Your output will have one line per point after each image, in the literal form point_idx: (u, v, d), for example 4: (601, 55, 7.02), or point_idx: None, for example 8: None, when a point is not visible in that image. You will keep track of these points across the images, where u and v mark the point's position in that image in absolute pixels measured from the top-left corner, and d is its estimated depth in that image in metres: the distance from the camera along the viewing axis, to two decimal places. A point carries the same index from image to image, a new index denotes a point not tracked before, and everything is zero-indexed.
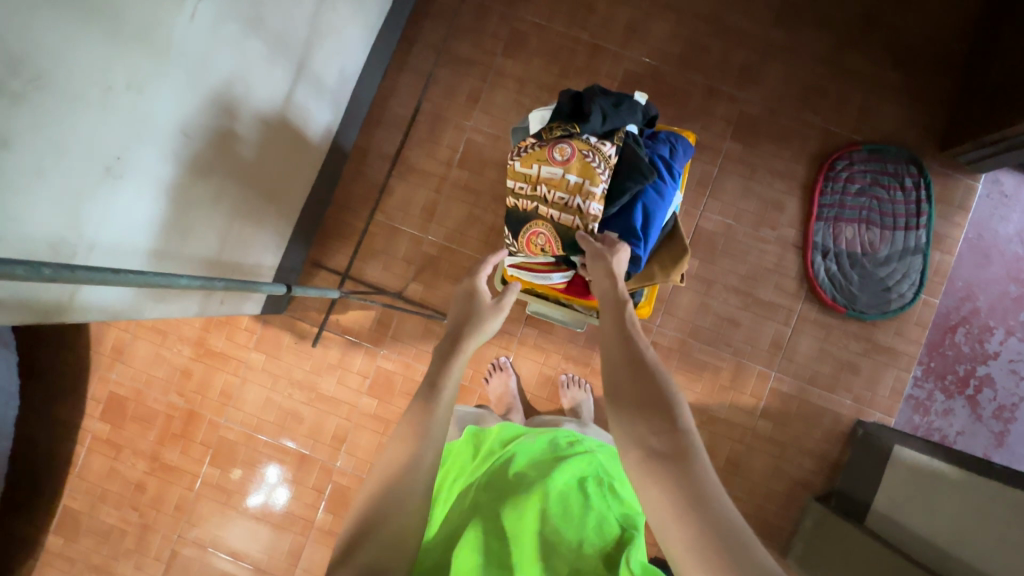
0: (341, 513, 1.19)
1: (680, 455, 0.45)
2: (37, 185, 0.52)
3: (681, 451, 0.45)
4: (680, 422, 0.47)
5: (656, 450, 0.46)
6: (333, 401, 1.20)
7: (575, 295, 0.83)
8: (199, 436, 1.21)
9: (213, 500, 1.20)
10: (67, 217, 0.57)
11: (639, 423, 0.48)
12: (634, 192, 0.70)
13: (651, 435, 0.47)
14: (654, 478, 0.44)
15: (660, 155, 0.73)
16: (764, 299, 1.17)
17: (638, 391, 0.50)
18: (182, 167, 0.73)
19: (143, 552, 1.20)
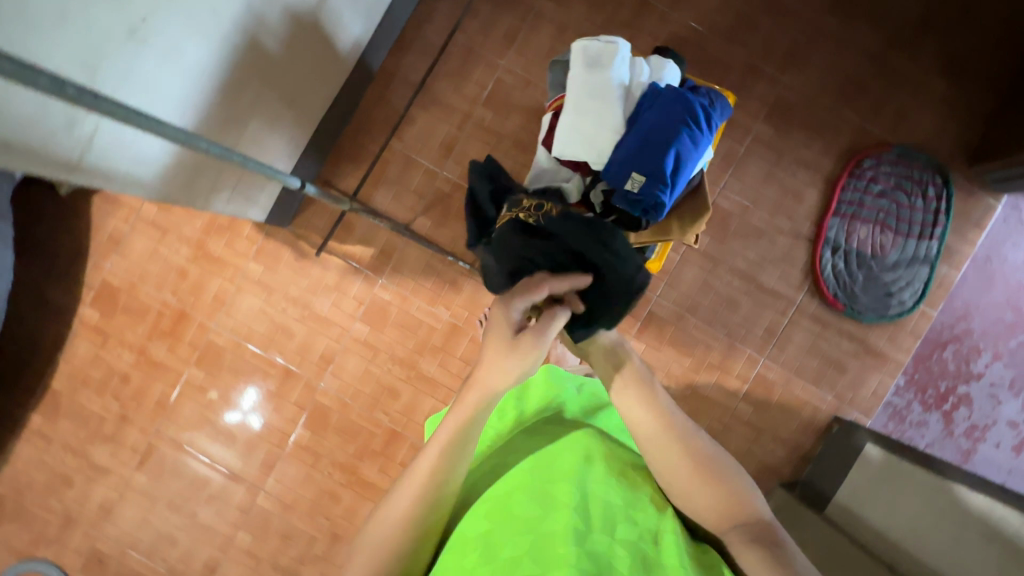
0: (320, 432, 1.21)
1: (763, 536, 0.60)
2: (61, 28, 0.50)
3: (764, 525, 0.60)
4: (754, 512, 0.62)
5: (745, 531, 0.60)
6: (325, 321, 1.20)
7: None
8: (188, 337, 1.21)
9: (195, 401, 1.21)
10: (86, 70, 0.55)
11: (716, 512, 0.62)
12: (670, 138, 0.63)
13: (734, 519, 0.61)
14: (752, 552, 0.59)
15: (700, 103, 0.67)
16: (767, 286, 1.17)
17: (711, 484, 0.62)
18: (206, 46, 0.70)
19: (119, 441, 1.21)
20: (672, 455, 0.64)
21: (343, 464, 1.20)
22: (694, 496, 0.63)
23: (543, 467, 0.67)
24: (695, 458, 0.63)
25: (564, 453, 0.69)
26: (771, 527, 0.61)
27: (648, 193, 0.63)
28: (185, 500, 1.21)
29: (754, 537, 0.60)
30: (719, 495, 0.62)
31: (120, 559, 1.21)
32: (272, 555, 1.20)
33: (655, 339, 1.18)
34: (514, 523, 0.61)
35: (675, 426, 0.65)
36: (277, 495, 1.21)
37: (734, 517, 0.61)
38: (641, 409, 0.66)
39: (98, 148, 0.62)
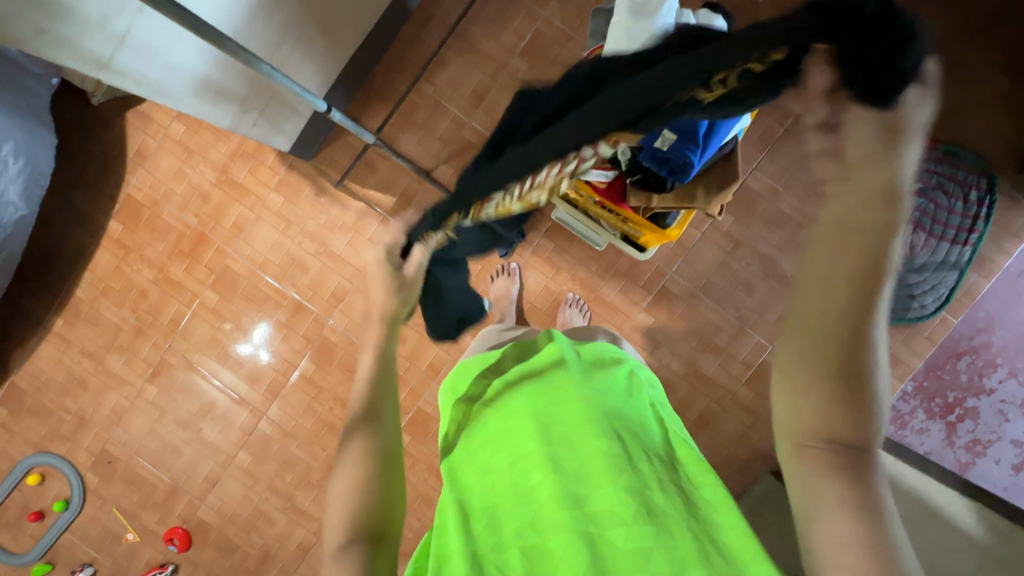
0: (324, 366, 1.23)
1: (853, 468, 0.38)
2: None
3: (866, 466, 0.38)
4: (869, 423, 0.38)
5: (832, 456, 0.38)
6: (339, 260, 1.21)
7: (610, 201, 0.76)
8: (206, 259, 1.23)
9: (208, 323, 1.24)
10: None
11: (813, 424, 0.39)
12: None
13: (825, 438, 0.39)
14: (831, 505, 0.38)
15: None
16: (786, 274, 1.15)
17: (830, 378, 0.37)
18: None
19: (134, 352, 1.26)
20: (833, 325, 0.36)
21: (344, 400, 1.23)
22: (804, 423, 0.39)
23: (534, 421, 0.58)
24: (856, 352, 0.37)
25: (557, 403, 0.60)
26: (862, 457, 0.38)
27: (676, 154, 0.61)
28: (191, 415, 1.26)
29: (836, 467, 0.38)
30: (841, 407, 0.38)
31: (127, 463, 1.27)
32: (269, 477, 1.25)
33: (664, 315, 1.17)
34: (503, 474, 0.56)
35: (871, 284, 0.35)
36: (279, 422, 1.25)
37: (834, 439, 0.38)
38: (847, 235, 0.35)
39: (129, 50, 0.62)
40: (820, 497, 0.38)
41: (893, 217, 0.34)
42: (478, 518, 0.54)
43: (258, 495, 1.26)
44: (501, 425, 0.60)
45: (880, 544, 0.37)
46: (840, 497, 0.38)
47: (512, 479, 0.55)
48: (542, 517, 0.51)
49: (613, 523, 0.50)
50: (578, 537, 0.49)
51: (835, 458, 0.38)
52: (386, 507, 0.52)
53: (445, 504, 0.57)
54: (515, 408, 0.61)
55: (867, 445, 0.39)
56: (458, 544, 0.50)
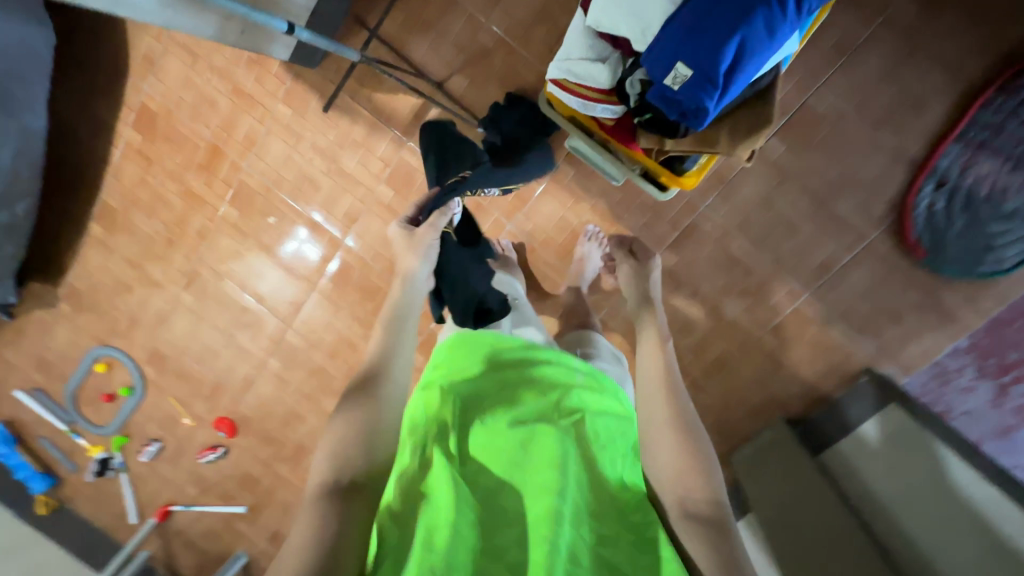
0: (342, 285, 1.26)
1: (717, 521, 0.55)
2: None
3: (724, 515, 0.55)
4: (713, 485, 0.57)
5: (697, 506, 0.55)
6: (350, 179, 1.17)
7: (620, 141, 0.67)
8: (223, 174, 1.22)
9: (231, 237, 1.27)
10: None
11: (679, 471, 0.57)
12: (733, 19, 0.48)
13: (687, 488, 0.56)
14: (696, 533, 0.54)
15: None
16: (838, 215, 1.00)
17: (678, 439, 0.59)
18: None
19: (167, 262, 1.32)
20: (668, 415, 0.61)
21: (361, 318, 1.27)
22: (670, 469, 0.58)
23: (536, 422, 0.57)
24: (691, 430, 0.60)
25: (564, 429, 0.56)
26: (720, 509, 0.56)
27: (685, 99, 0.51)
28: (225, 323, 1.34)
29: (704, 525, 0.54)
30: (691, 471, 0.57)
31: (176, 360, 1.41)
32: (298, 382, 1.36)
33: (691, 253, 1.08)
34: (490, 483, 0.52)
35: (676, 391, 0.64)
36: (303, 335, 1.32)
37: (687, 498, 0.56)
38: (648, 352, 0.69)
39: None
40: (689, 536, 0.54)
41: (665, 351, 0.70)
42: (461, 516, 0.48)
43: (289, 396, 1.37)
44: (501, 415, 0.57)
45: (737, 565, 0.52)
46: (708, 541, 0.53)
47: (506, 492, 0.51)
48: (532, 535, 0.47)
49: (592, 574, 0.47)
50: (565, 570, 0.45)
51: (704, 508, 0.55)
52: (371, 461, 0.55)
53: (422, 473, 0.51)
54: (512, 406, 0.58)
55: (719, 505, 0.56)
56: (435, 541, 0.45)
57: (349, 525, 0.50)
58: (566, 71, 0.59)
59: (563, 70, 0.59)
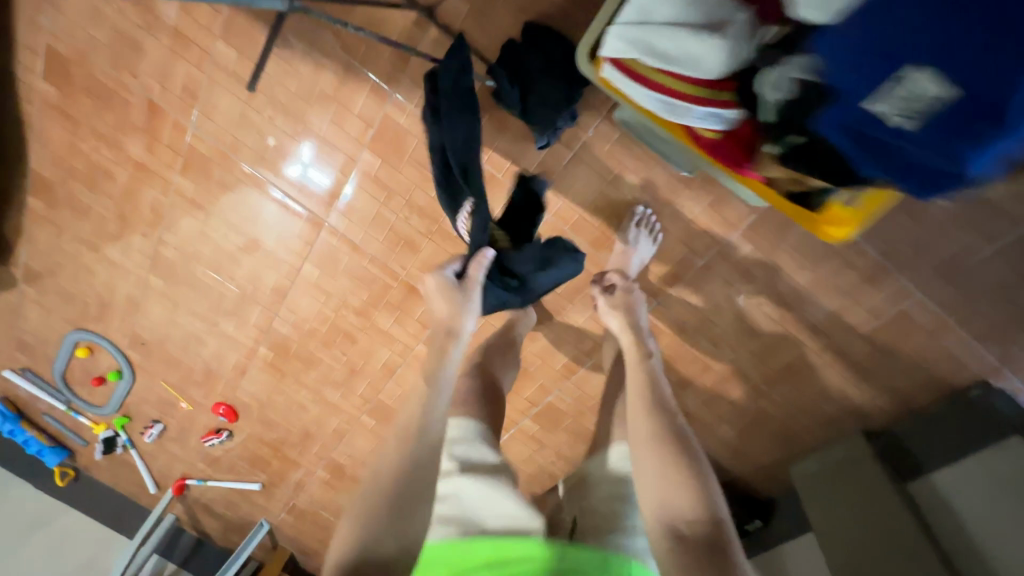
0: (329, 272, 1.05)
1: (713, 545, 0.50)
2: None
3: (719, 539, 0.50)
4: (710, 511, 0.52)
5: (686, 533, 0.51)
6: (323, 143, 0.90)
7: (730, 161, 0.58)
8: (166, 138, 0.96)
9: (191, 215, 1.05)
10: None
11: (672, 498, 0.53)
12: None
13: (680, 518, 0.52)
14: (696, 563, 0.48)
15: None
16: (988, 195, 0.72)
17: (668, 456, 0.56)
18: None
19: (126, 242, 1.12)
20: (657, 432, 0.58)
21: (357, 309, 1.08)
22: (664, 504, 0.54)
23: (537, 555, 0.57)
24: (679, 445, 0.57)
25: None
26: (722, 536, 0.51)
27: (920, 154, 0.39)
28: (203, 310, 1.17)
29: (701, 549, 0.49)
30: (679, 490, 0.54)
31: (160, 347, 1.26)
32: (295, 373, 1.21)
33: (767, 240, 0.83)
34: None
35: (667, 411, 0.61)
36: (293, 324, 1.14)
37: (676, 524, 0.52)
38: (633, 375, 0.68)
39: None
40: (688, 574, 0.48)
41: (655, 370, 0.68)
42: None
43: (288, 386, 1.24)
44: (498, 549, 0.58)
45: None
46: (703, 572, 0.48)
47: None
48: None
49: None
50: None
51: (699, 531, 0.51)
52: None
53: None
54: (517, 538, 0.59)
55: (717, 531, 0.51)
56: None
57: None
58: (673, 64, 0.50)
59: (670, 62, 0.50)
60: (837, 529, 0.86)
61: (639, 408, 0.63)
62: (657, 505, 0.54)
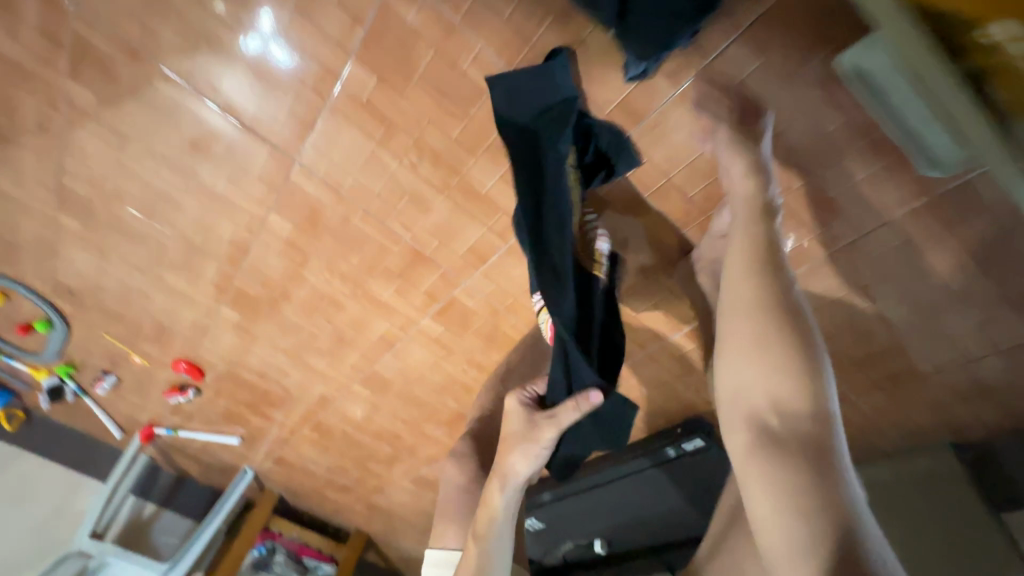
0: (306, 227, 0.78)
1: (816, 452, 0.38)
2: None
3: (827, 439, 0.39)
4: (819, 408, 0.40)
5: (775, 429, 0.40)
6: (286, 44, 0.59)
7: None
8: (36, 19, 0.62)
9: (98, 139, 0.73)
10: None
11: (770, 387, 0.41)
12: None
13: (773, 410, 0.40)
14: (788, 474, 0.38)
15: None
16: None
17: (771, 327, 0.42)
18: None
19: (14, 171, 0.80)
20: (750, 288, 0.44)
21: (345, 274, 0.83)
22: (760, 398, 0.41)
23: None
24: (779, 309, 0.42)
25: None
26: (832, 443, 0.39)
27: None
28: (141, 261, 0.90)
29: (802, 458, 0.38)
30: (775, 371, 0.41)
31: (93, 298, 1.01)
32: (270, 337, 0.99)
33: (924, 232, 0.59)
34: None
35: (780, 264, 0.45)
36: (261, 284, 0.89)
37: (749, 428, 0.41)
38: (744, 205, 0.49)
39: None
40: (774, 485, 0.38)
41: (767, 198, 0.48)
42: None
43: (262, 350, 1.02)
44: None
45: (837, 505, 0.36)
46: (801, 479, 0.37)
47: None
48: None
49: None
50: None
51: (796, 427, 0.39)
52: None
53: None
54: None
55: (824, 437, 0.39)
56: None
57: None
58: None
59: None
60: (921, 551, 0.78)
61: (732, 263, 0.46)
62: (739, 384, 0.43)
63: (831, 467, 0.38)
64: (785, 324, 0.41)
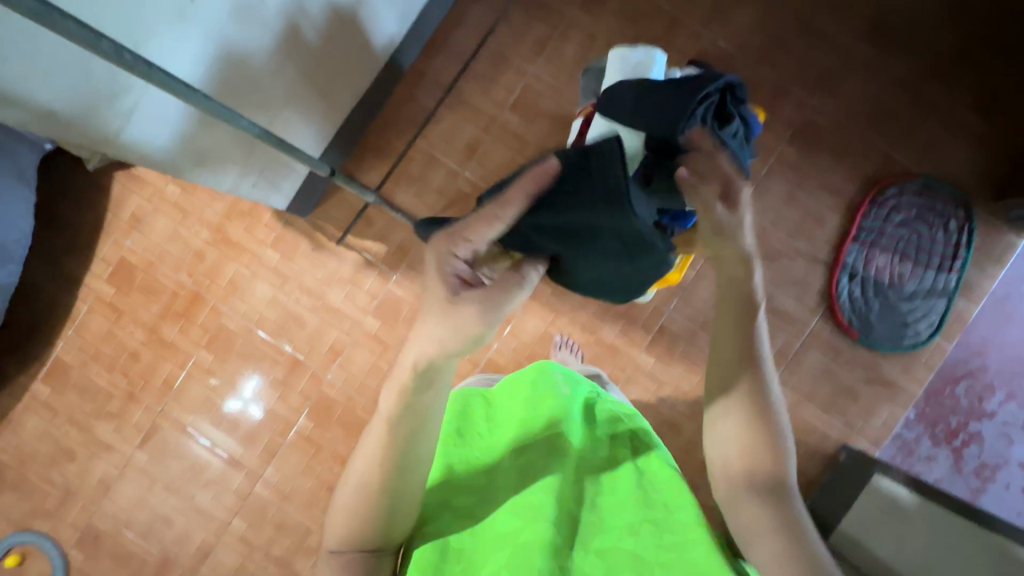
0: (324, 423, 1.20)
1: (779, 490, 0.61)
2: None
3: (783, 491, 0.61)
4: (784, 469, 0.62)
5: (762, 483, 0.61)
6: (337, 313, 1.20)
7: None
8: (201, 319, 1.22)
9: (201, 382, 1.22)
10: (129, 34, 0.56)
11: (748, 456, 0.62)
12: None
13: (760, 472, 0.61)
14: (751, 511, 0.61)
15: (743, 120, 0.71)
16: (782, 309, 1.17)
17: (756, 427, 0.62)
18: (256, 41, 0.73)
19: (124, 418, 1.22)
20: (742, 409, 0.63)
21: (344, 457, 1.20)
22: (734, 459, 0.63)
23: (539, 392, 0.73)
24: (757, 406, 0.63)
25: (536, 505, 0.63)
26: (786, 495, 0.61)
27: None
28: (184, 482, 1.22)
29: (770, 499, 0.60)
30: (755, 446, 0.62)
31: (115, 537, 1.21)
32: (267, 544, 1.20)
33: (664, 353, 1.15)
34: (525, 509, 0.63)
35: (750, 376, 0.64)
36: (276, 483, 1.21)
37: (764, 473, 0.61)
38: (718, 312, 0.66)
39: (138, 96, 0.62)
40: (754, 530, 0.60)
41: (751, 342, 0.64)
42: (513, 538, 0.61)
43: (254, 564, 1.20)
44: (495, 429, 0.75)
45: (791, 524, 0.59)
46: (773, 522, 0.59)
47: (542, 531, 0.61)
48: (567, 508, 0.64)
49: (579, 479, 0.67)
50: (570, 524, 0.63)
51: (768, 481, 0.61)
52: (387, 528, 0.60)
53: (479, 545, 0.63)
54: (509, 449, 0.70)
55: (781, 483, 0.61)
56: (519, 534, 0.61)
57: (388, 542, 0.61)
58: None
59: None
60: None
61: (726, 363, 0.64)
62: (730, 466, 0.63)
63: (784, 497, 0.61)
64: (758, 420, 0.62)
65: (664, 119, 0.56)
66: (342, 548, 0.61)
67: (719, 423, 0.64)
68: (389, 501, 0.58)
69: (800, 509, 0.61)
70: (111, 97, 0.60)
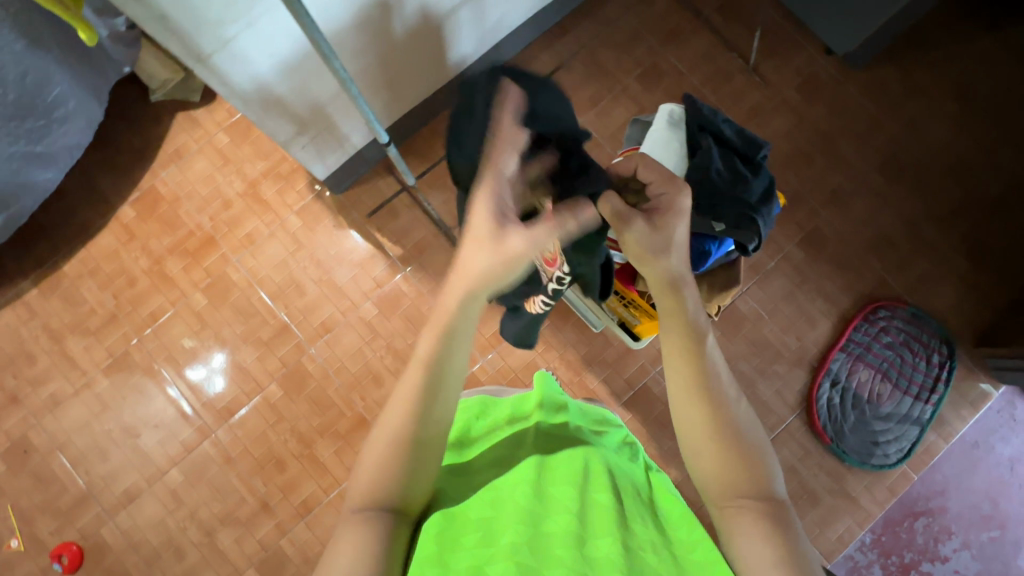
0: (292, 395, 1.19)
1: (779, 517, 0.58)
2: None
3: (779, 513, 0.58)
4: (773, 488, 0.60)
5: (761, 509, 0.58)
6: (338, 291, 1.22)
7: (620, 281, 0.90)
8: (207, 262, 1.23)
9: (186, 323, 1.22)
10: None
11: (733, 481, 0.60)
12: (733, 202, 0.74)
13: (753, 495, 0.59)
14: (763, 535, 0.57)
15: (767, 183, 0.77)
16: (761, 398, 1.19)
17: (734, 448, 0.61)
18: (355, 20, 0.82)
19: (99, 338, 1.21)
20: (709, 429, 0.62)
21: (302, 434, 1.18)
22: (716, 483, 0.61)
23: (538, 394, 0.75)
24: (722, 420, 0.62)
25: (553, 485, 0.60)
26: (785, 511, 0.59)
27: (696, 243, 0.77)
28: (135, 417, 1.19)
29: (771, 524, 0.57)
30: (738, 468, 0.60)
31: (46, 456, 1.17)
32: (196, 504, 1.15)
33: (642, 412, 1.17)
34: (515, 512, 0.56)
35: (720, 394, 0.63)
36: (226, 443, 1.18)
37: (755, 499, 0.59)
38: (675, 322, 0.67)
39: (241, 28, 0.69)
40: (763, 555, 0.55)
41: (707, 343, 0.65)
42: (514, 511, 0.56)
43: (176, 522, 1.15)
44: (515, 410, 0.76)
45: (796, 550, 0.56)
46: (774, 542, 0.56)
47: (562, 526, 0.54)
48: (592, 521, 0.55)
49: (600, 485, 0.61)
50: (615, 546, 0.52)
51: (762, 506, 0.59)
52: (411, 484, 0.58)
53: (476, 531, 0.56)
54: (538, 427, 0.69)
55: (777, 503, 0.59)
56: (510, 519, 0.55)
57: (395, 539, 0.55)
58: None
59: None
60: None
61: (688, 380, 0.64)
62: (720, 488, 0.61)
63: (785, 519, 0.58)
64: (728, 442, 0.61)
65: (748, 141, 0.79)
66: (368, 508, 0.56)
67: (696, 453, 0.63)
68: (416, 443, 0.59)
69: (802, 535, 0.58)
70: (219, 18, 0.66)
